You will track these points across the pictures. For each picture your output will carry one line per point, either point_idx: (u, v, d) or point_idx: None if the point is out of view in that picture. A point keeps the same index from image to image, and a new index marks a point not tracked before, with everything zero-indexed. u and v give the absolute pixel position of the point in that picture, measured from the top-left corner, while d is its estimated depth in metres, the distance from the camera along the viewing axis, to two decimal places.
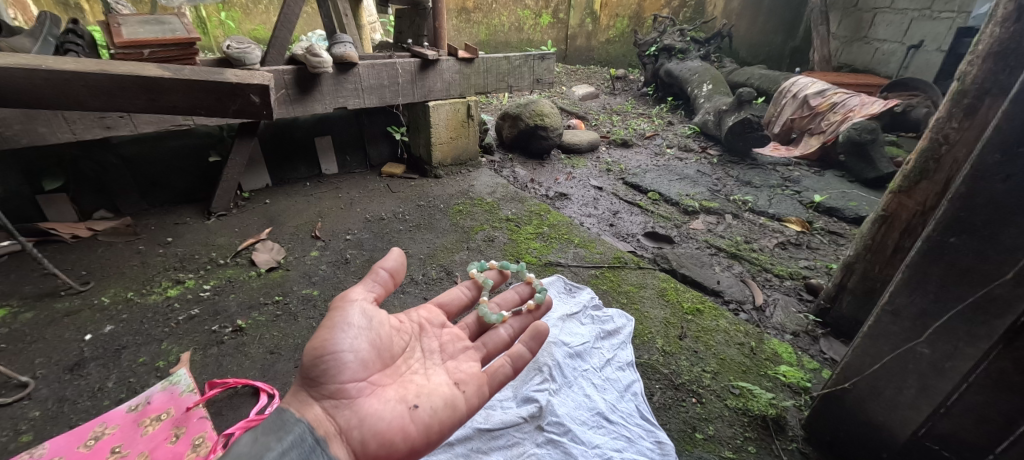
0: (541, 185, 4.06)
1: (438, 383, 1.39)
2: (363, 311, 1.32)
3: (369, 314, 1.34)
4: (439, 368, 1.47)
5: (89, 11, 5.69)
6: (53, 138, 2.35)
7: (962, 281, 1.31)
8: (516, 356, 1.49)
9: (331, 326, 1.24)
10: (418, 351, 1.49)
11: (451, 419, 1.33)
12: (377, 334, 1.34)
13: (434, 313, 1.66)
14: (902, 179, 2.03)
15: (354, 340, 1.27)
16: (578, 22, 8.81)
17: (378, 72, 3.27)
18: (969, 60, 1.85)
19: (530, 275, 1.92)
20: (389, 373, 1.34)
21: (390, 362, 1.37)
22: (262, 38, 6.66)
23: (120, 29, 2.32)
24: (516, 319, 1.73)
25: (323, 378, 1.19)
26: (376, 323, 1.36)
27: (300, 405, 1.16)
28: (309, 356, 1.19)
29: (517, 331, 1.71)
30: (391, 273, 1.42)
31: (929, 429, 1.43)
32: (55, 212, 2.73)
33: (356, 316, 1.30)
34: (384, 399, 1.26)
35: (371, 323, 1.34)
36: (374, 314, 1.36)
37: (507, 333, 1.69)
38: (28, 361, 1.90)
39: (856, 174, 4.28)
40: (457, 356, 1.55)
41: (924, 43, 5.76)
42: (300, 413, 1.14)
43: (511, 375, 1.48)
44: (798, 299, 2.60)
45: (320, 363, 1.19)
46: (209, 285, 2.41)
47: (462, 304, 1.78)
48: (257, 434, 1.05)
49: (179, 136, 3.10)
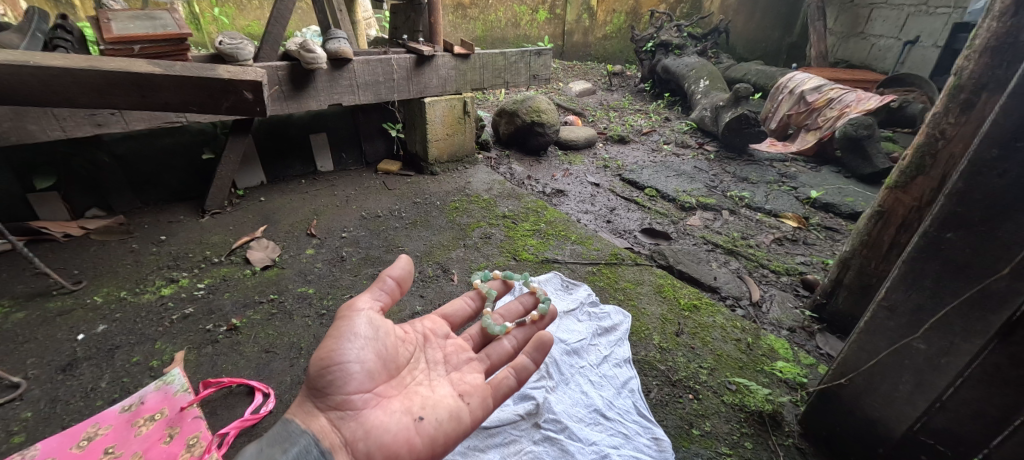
0: (537, 181, 4.04)
1: (443, 395, 1.38)
2: (369, 321, 1.31)
3: (375, 324, 1.33)
4: (444, 379, 1.46)
5: (80, 7, 5.62)
6: (43, 135, 2.32)
7: (958, 277, 1.31)
8: (519, 367, 1.47)
9: (338, 336, 1.23)
10: (422, 362, 1.47)
11: (456, 431, 1.32)
12: (384, 345, 1.33)
13: (438, 324, 1.65)
14: (898, 174, 2.02)
15: (361, 350, 1.26)
16: (574, 17, 8.71)
17: (373, 68, 3.24)
18: (966, 54, 1.84)
19: (533, 286, 1.91)
20: (395, 384, 1.33)
21: (396, 372, 1.35)
22: (256, 34, 6.60)
23: (110, 24, 2.28)
24: (519, 330, 1.73)
25: (329, 388, 1.18)
26: (382, 333, 1.35)
27: (306, 416, 1.15)
28: (316, 366, 1.18)
29: (520, 342, 1.71)
30: (399, 281, 1.40)
31: (925, 424, 1.44)
32: (46, 211, 2.69)
33: (363, 326, 1.29)
34: (390, 410, 1.25)
35: (378, 333, 1.33)
36: (380, 324, 1.35)
37: (510, 345, 1.69)
38: (20, 361, 1.88)
39: (852, 170, 4.29)
40: (462, 367, 1.54)
41: (920, 38, 5.75)
42: (306, 424, 1.13)
43: (514, 388, 1.48)
44: (794, 295, 2.60)
45: (326, 373, 1.18)
46: (203, 283, 2.39)
47: (465, 316, 1.77)
48: (262, 446, 1.05)
49: (171, 133, 3.07)
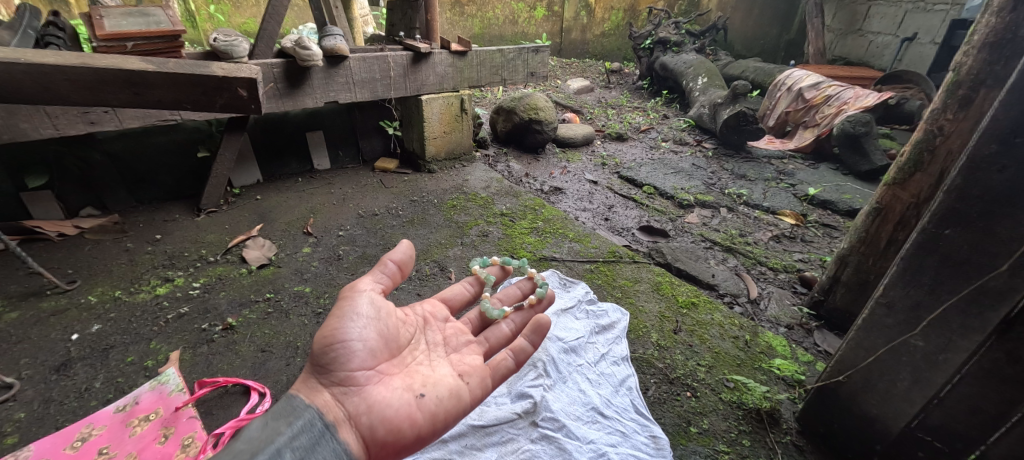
0: (535, 179, 4.03)
1: (443, 375, 1.37)
2: (371, 301, 1.30)
3: (377, 305, 1.32)
4: (444, 360, 1.45)
5: (74, 5, 5.58)
6: (36, 133, 2.30)
7: (955, 274, 1.30)
8: (518, 350, 1.50)
9: (340, 316, 1.23)
10: (422, 343, 1.46)
11: (456, 409, 1.31)
12: (386, 325, 1.32)
13: (438, 307, 1.64)
14: (896, 171, 2.02)
15: (363, 330, 1.25)
16: (572, 15, 8.62)
17: (369, 65, 3.22)
18: (965, 50, 1.83)
19: (532, 270, 1.89)
20: (396, 363, 1.32)
21: (398, 352, 1.34)
22: (252, 32, 6.56)
23: (103, 21, 2.26)
24: (517, 314, 1.73)
25: (332, 365, 1.18)
26: (384, 314, 1.34)
27: (309, 392, 1.14)
28: (319, 344, 1.18)
29: (520, 325, 1.71)
30: (400, 265, 1.39)
31: (922, 421, 1.44)
32: (40, 210, 2.67)
33: (365, 306, 1.28)
34: (391, 387, 1.24)
35: (380, 314, 1.32)
36: (382, 305, 1.34)
37: (509, 329, 1.69)
38: (14, 361, 1.87)
39: (850, 167, 4.28)
40: (461, 349, 1.54)
41: (918, 35, 5.75)
42: (309, 399, 1.12)
43: (513, 370, 1.50)
44: (792, 292, 2.60)
45: (330, 351, 1.18)
46: (199, 282, 2.38)
47: (464, 300, 1.76)
48: (267, 420, 1.04)
49: (166, 131, 3.05)
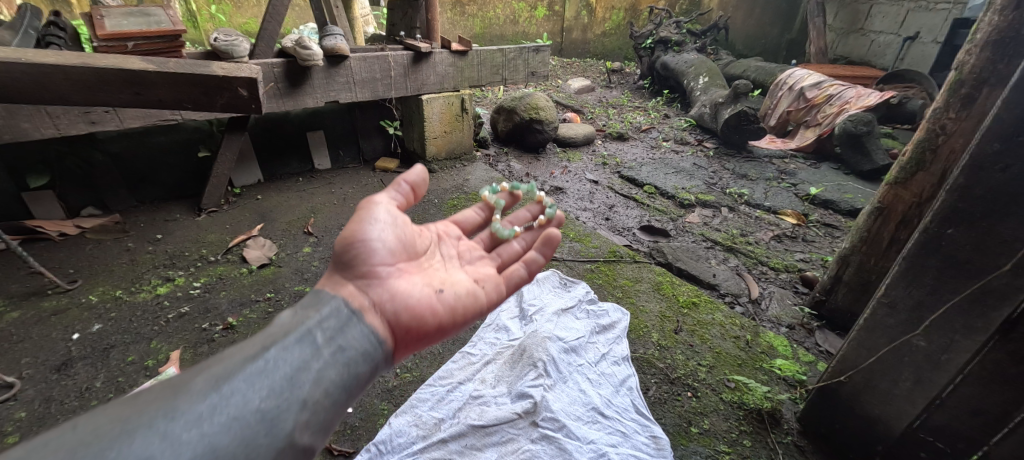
0: (536, 179, 4.02)
1: (460, 278, 1.39)
2: (390, 207, 1.31)
3: (396, 212, 1.32)
4: (459, 268, 1.47)
5: (76, 5, 5.58)
6: (37, 133, 2.31)
7: (958, 273, 1.29)
8: (530, 259, 1.50)
9: (362, 216, 1.23)
10: (438, 254, 1.48)
11: (474, 307, 1.34)
12: (404, 228, 1.33)
13: (451, 226, 1.66)
14: (898, 170, 2.01)
15: (384, 230, 1.26)
16: (573, 13, 8.65)
17: (370, 64, 3.22)
18: (968, 48, 1.82)
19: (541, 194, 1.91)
20: (415, 264, 1.33)
21: (416, 255, 1.36)
22: (253, 32, 6.57)
23: (103, 21, 2.26)
24: (528, 232, 1.74)
25: (355, 259, 1.18)
26: (402, 219, 1.34)
27: (333, 284, 1.14)
28: (341, 242, 1.18)
29: (531, 242, 1.71)
30: (413, 185, 1.36)
31: (924, 421, 1.43)
32: (41, 209, 2.68)
33: (384, 210, 1.28)
34: (412, 281, 1.25)
35: (398, 219, 1.32)
36: (401, 211, 1.34)
37: (521, 245, 1.70)
38: (14, 360, 1.87)
39: (852, 166, 4.27)
40: (475, 262, 1.56)
41: (920, 34, 5.73)
42: (335, 290, 1.13)
43: (525, 279, 1.51)
44: (793, 292, 2.59)
45: (353, 247, 1.18)
46: (199, 282, 2.38)
47: (475, 224, 1.79)
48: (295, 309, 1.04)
49: (167, 131, 3.05)
